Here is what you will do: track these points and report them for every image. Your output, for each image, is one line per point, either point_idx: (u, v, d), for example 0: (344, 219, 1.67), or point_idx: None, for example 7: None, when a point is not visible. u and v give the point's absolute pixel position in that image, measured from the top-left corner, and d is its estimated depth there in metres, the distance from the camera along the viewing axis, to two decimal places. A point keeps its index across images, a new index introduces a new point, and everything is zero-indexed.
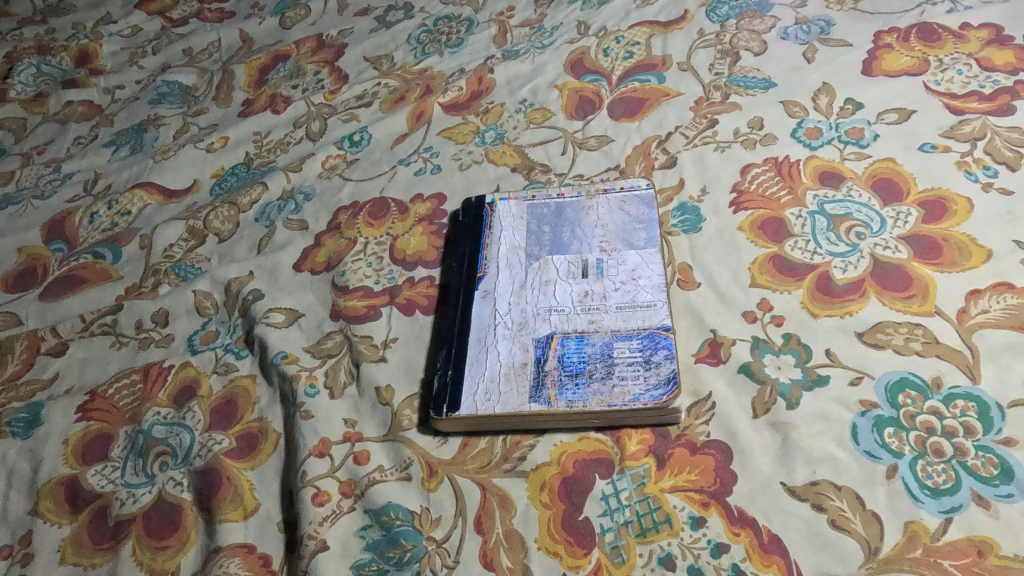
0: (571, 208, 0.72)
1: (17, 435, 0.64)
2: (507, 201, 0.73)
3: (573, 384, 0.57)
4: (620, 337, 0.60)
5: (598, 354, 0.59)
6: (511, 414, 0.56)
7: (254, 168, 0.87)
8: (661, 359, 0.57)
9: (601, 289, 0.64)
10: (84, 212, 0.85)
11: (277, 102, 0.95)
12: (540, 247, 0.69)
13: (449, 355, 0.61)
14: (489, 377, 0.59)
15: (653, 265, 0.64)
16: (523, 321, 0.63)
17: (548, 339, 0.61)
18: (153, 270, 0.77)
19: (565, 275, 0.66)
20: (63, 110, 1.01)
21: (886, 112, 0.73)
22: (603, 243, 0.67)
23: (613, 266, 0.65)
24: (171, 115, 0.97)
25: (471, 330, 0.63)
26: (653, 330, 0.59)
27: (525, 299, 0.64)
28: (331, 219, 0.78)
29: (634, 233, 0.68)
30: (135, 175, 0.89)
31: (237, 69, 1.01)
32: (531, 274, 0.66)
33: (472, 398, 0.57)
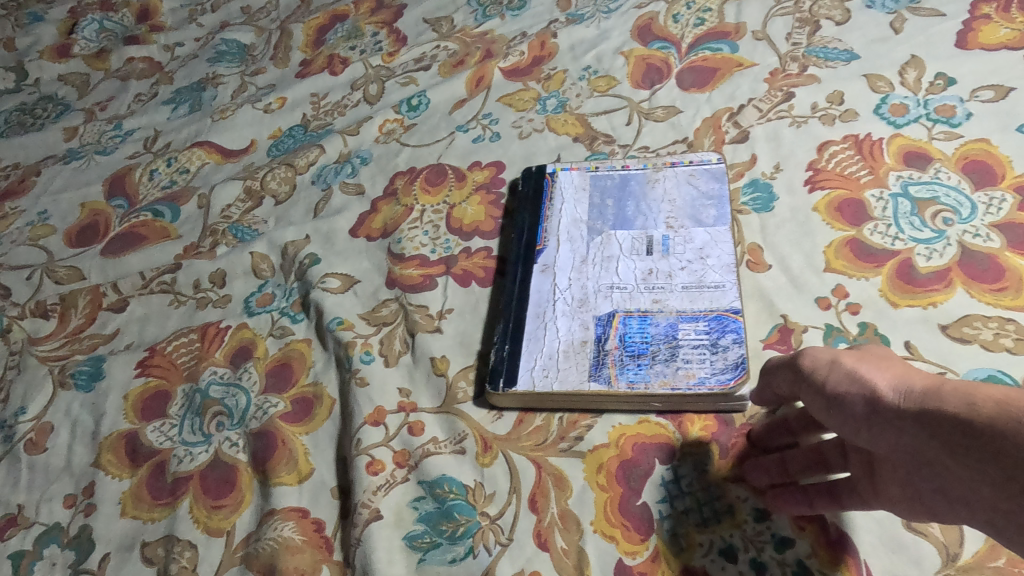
0: (636, 181, 0.69)
1: (79, 387, 0.65)
2: (568, 171, 0.71)
3: (635, 364, 0.55)
4: (685, 318, 0.57)
5: (662, 334, 0.57)
6: (569, 393, 0.54)
7: (311, 130, 0.86)
8: (729, 343, 0.55)
9: (667, 267, 0.61)
10: (144, 169, 0.86)
11: (334, 63, 0.93)
12: (602, 221, 0.66)
13: (506, 329, 0.60)
14: (548, 354, 0.57)
15: (723, 244, 0.62)
16: (583, 298, 0.61)
17: (609, 317, 0.59)
18: (210, 230, 0.77)
19: (628, 251, 0.64)
20: (125, 67, 1.02)
21: (981, 89, 0.68)
22: (669, 219, 0.65)
23: (680, 244, 0.63)
24: (229, 74, 0.97)
25: (529, 305, 0.61)
26: (721, 312, 0.57)
27: (586, 275, 0.62)
28: (387, 185, 0.77)
29: (702, 209, 0.65)
30: (194, 134, 0.89)
31: (295, 29, 1.00)
32: (593, 250, 0.64)
33: (529, 374, 0.56)
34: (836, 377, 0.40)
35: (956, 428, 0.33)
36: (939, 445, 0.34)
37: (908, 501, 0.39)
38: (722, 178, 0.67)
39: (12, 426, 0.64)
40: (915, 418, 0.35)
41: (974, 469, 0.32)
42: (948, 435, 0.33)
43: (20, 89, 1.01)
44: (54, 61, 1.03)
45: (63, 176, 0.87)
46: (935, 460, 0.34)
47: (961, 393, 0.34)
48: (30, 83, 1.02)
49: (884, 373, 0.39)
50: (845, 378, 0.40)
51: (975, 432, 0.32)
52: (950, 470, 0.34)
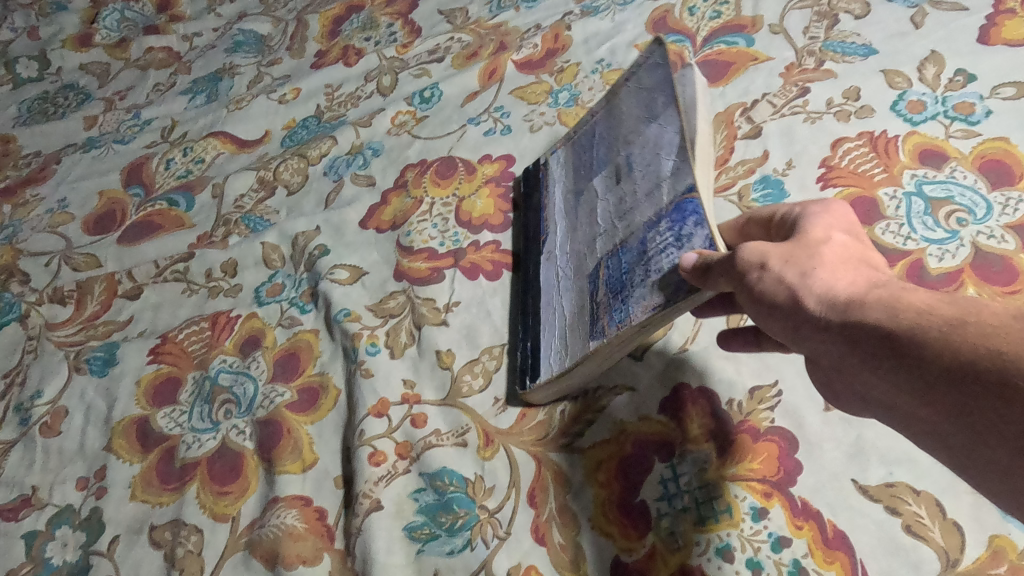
0: (600, 126, 0.67)
1: (93, 372, 0.67)
2: (557, 152, 0.71)
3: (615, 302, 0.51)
4: (650, 225, 0.52)
5: (637, 256, 0.52)
6: (574, 365, 0.52)
7: (325, 121, 0.87)
8: (691, 226, 0.48)
9: (629, 187, 0.58)
10: (161, 159, 0.87)
11: (349, 55, 0.94)
12: (587, 174, 0.65)
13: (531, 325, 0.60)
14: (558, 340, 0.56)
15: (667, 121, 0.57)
16: (580, 264, 0.59)
17: (597, 269, 0.56)
18: (224, 219, 0.78)
19: (603, 188, 0.61)
20: (144, 56, 1.03)
21: (1002, 86, 0.66)
22: (627, 138, 0.61)
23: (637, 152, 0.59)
24: (246, 64, 0.98)
25: (541, 296, 0.61)
26: (679, 201, 0.50)
27: (579, 241, 0.61)
28: (398, 177, 0.77)
29: (654, 105, 0.60)
30: (210, 124, 0.90)
31: (312, 19, 1.01)
32: (580, 214, 0.62)
33: (549, 363, 0.55)
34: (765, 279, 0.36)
35: (875, 338, 0.29)
36: (859, 358, 0.30)
37: (843, 395, 0.37)
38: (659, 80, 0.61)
39: (28, 409, 0.65)
40: (839, 329, 0.31)
41: (896, 382, 0.28)
42: (870, 348, 0.29)
43: (42, 78, 1.03)
44: (77, 50, 1.05)
45: (82, 164, 0.89)
46: (862, 374, 0.30)
47: (885, 301, 0.30)
48: (52, 72, 1.04)
49: (816, 276, 0.34)
50: (774, 285, 0.35)
51: (898, 341, 0.28)
52: (878, 386, 0.29)
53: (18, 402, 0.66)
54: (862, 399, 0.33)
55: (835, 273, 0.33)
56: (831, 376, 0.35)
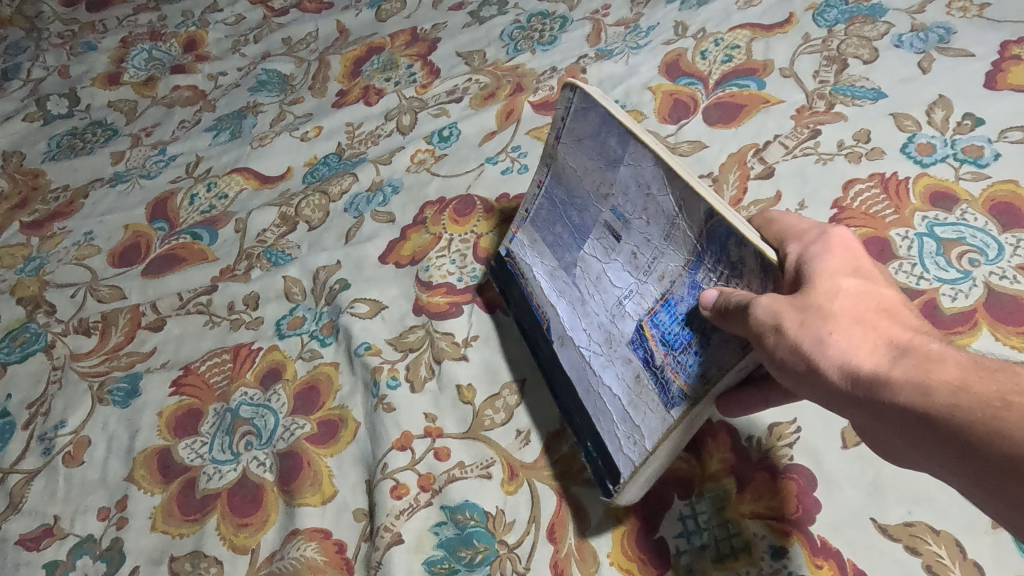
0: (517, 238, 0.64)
1: (116, 403, 0.68)
2: (515, 240, 0.65)
3: (689, 346, 0.46)
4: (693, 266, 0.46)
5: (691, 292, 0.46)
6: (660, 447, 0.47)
7: (345, 158, 0.89)
8: (736, 249, 0.42)
9: (639, 238, 0.50)
10: (185, 194, 0.89)
11: (370, 94, 0.97)
12: (569, 250, 0.58)
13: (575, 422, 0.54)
14: (620, 420, 0.50)
15: (652, 168, 0.49)
16: (607, 337, 0.53)
17: (638, 333, 0.50)
18: (246, 253, 0.80)
19: (602, 254, 0.54)
20: (171, 94, 1.06)
21: (1009, 130, 0.68)
22: (603, 192, 0.54)
23: (628, 196, 0.51)
24: (269, 103, 1.01)
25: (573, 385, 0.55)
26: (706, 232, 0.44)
27: (590, 313, 0.54)
28: (417, 214, 0.79)
29: (604, 142, 0.54)
30: (234, 161, 0.92)
31: (334, 60, 1.04)
32: (589, 291, 0.55)
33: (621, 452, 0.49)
34: (785, 346, 0.36)
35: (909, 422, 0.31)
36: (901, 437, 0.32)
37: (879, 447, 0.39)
38: (585, 103, 0.56)
39: (52, 439, 0.66)
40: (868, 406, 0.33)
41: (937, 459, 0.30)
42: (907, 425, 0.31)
43: (72, 114, 1.06)
44: (105, 88, 1.09)
45: (108, 199, 0.91)
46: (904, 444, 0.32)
47: (911, 383, 0.31)
48: (81, 109, 1.07)
49: (828, 345, 0.35)
50: (791, 353, 0.36)
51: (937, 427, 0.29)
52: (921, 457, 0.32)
53: (41, 432, 0.67)
54: (899, 454, 0.35)
55: (852, 339, 0.34)
56: (874, 440, 0.37)
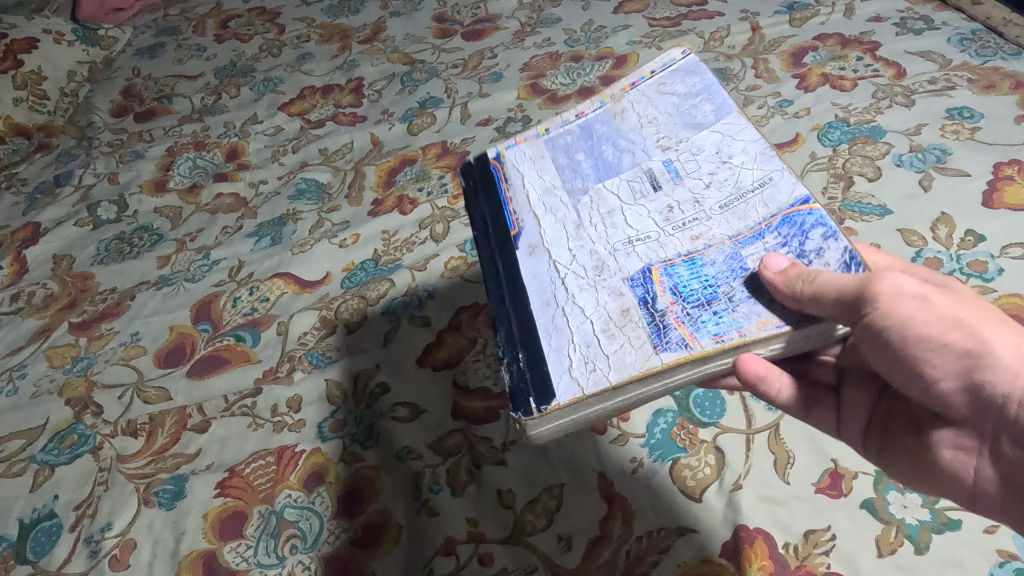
0: (599, 122, 0.65)
1: (162, 505, 0.70)
2: (513, 148, 0.69)
3: (704, 310, 0.48)
4: (746, 241, 0.51)
5: (727, 271, 0.50)
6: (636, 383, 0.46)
7: (382, 264, 0.94)
8: (819, 242, 0.48)
9: (686, 195, 0.56)
10: (228, 297, 0.94)
11: (404, 203, 1.03)
12: (583, 178, 0.62)
13: (509, 341, 0.53)
14: (577, 339, 0.50)
15: (739, 134, 0.57)
16: (600, 265, 0.55)
17: (644, 274, 0.52)
18: (288, 355, 0.84)
19: (628, 198, 0.58)
20: (214, 201, 1.13)
21: (1011, 246, 0.73)
22: (666, 135, 0.60)
23: (696, 159, 0.57)
24: (307, 210, 1.07)
25: (533, 293, 0.55)
26: (785, 212, 0.50)
27: (586, 237, 0.57)
28: (452, 318, 0.83)
29: (693, 109, 0.60)
30: (275, 266, 0.97)
31: (369, 171, 1.12)
32: (586, 228, 0.58)
33: (569, 375, 0.48)
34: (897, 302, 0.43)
35: None
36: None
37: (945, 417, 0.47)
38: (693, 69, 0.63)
39: (98, 541, 0.68)
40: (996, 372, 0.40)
41: None
42: None
43: (120, 219, 1.12)
44: (153, 195, 1.16)
45: (155, 301, 0.95)
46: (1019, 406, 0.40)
47: None
48: (129, 214, 1.13)
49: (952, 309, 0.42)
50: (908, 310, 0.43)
51: None
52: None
53: (87, 535, 0.69)
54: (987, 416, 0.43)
55: (979, 314, 0.42)
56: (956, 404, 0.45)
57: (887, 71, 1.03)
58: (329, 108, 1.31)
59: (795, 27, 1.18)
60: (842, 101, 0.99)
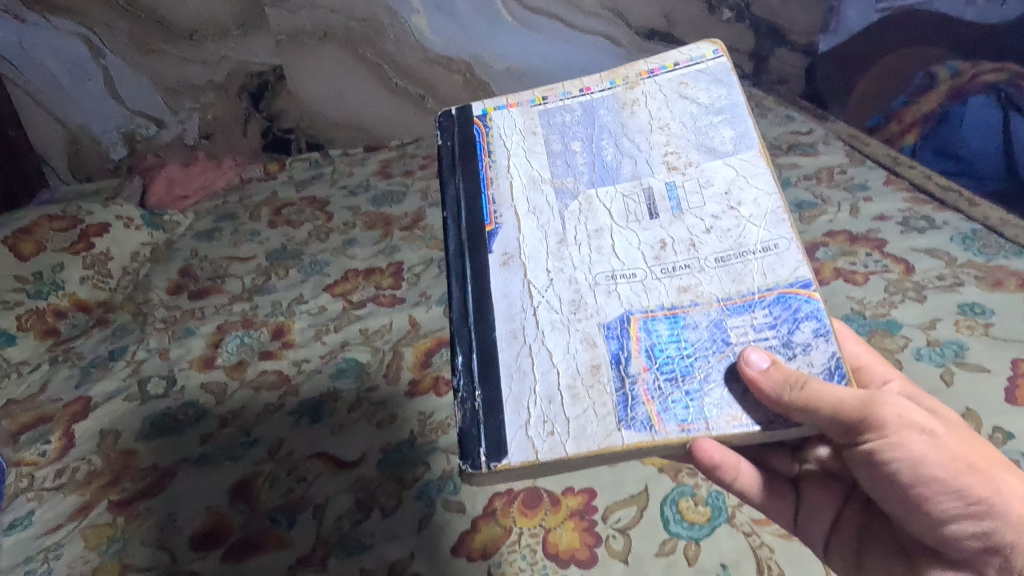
0: (604, 107, 0.68)
1: None
2: (503, 110, 0.71)
3: (675, 387, 0.53)
4: (736, 309, 0.56)
5: (711, 342, 0.55)
6: (594, 453, 0.51)
7: (418, 444, 0.97)
8: (810, 340, 0.53)
9: (682, 236, 0.60)
10: (266, 476, 0.96)
11: (440, 384, 1.08)
12: (575, 177, 0.65)
13: (467, 363, 0.58)
14: (542, 391, 0.55)
15: (755, 181, 0.60)
16: (577, 301, 0.59)
17: (622, 325, 0.57)
18: (323, 540, 0.85)
19: (621, 218, 0.62)
20: (258, 377, 1.18)
21: None
22: (676, 152, 0.63)
23: (699, 194, 0.61)
24: (347, 388, 1.11)
25: (505, 316, 0.59)
26: (785, 292, 0.55)
27: (567, 260, 0.61)
28: (486, 504, 0.85)
29: (713, 130, 0.63)
30: (315, 444, 1.00)
31: (406, 351, 1.18)
32: (569, 248, 0.62)
33: (525, 432, 0.53)
34: (903, 422, 0.52)
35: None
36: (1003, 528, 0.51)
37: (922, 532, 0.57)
38: (722, 77, 0.65)
39: None
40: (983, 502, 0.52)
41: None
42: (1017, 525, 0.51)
43: (167, 393, 1.17)
44: (201, 371, 1.22)
45: (194, 479, 0.98)
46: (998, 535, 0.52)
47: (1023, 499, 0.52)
48: (176, 389, 1.18)
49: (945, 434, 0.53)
50: (912, 428, 0.52)
51: None
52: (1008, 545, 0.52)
53: None
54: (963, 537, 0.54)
55: (966, 443, 0.53)
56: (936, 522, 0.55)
57: (896, 266, 1.10)
58: (371, 289, 1.40)
59: (805, 223, 1.28)
60: (857, 294, 1.05)
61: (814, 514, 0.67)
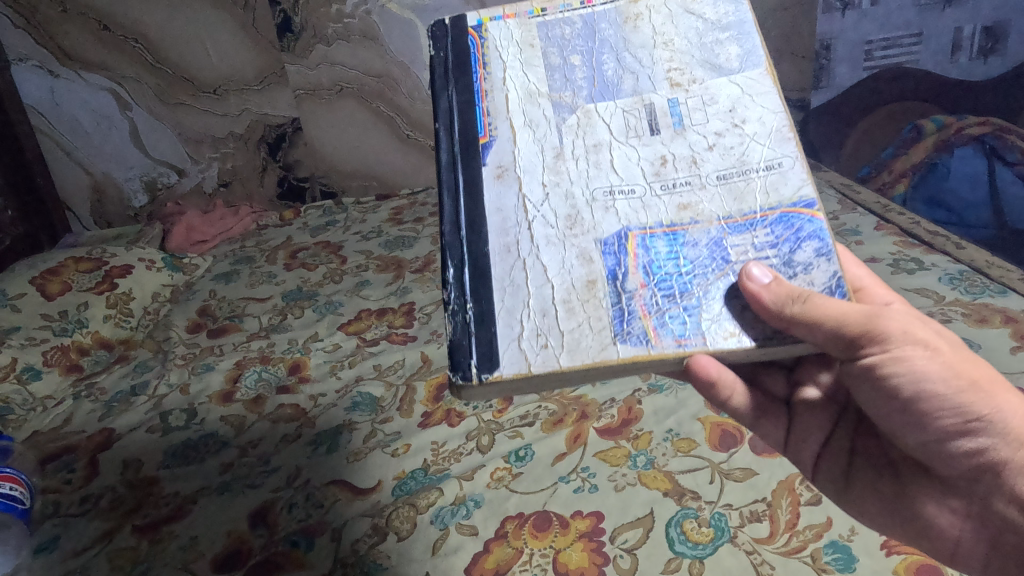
0: (606, 22, 0.69)
1: None
2: (499, 21, 0.71)
3: (674, 305, 0.59)
4: (736, 228, 0.61)
5: (710, 258, 0.61)
6: (588, 366, 0.57)
7: (431, 472, 1.01)
8: (807, 259, 0.59)
9: (683, 154, 0.64)
10: (285, 502, 0.99)
11: (452, 416, 1.12)
12: (574, 91, 0.68)
13: (460, 275, 0.62)
14: (536, 304, 0.60)
15: (758, 103, 0.65)
16: (576, 216, 0.63)
17: (621, 241, 0.62)
18: (341, 562, 0.88)
19: (620, 133, 0.66)
20: (276, 410, 1.22)
21: None
22: (680, 69, 0.67)
23: (700, 111, 0.65)
24: (362, 420, 1.16)
25: (500, 229, 0.63)
26: (785, 211, 0.61)
27: (565, 175, 0.65)
28: (498, 527, 0.88)
29: (719, 47, 0.67)
30: (331, 473, 1.04)
31: (419, 385, 1.22)
32: (568, 162, 0.65)
33: (520, 345, 0.59)
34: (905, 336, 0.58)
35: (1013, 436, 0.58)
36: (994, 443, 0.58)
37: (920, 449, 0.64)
38: None
39: None
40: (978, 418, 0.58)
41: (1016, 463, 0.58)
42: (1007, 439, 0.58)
43: (188, 425, 1.21)
44: (220, 404, 1.26)
45: (215, 505, 1.01)
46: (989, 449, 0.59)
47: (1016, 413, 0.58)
48: (197, 421, 1.22)
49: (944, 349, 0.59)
50: (913, 345, 0.58)
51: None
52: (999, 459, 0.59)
53: None
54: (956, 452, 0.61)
55: (965, 360, 0.59)
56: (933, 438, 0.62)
57: None
58: (384, 328, 1.46)
59: None
60: None
61: (807, 432, 0.75)
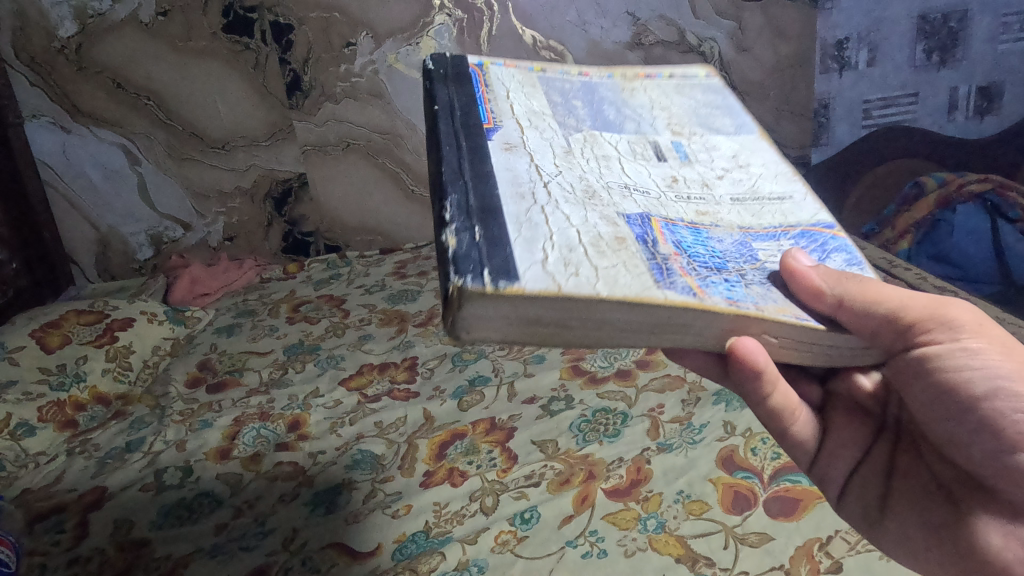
0: (606, 86, 0.83)
1: None
2: (501, 66, 0.81)
3: (717, 275, 0.53)
4: (760, 236, 0.61)
5: (742, 251, 0.58)
6: (633, 298, 0.45)
7: (432, 535, 0.97)
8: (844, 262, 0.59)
9: (695, 177, 0.68)
10: (280, 567, 0.96)
11: (455, 475, 1.09)
12: (581, 122, 0.74)
13: (465, 203, 0.52)
14: (557, 236, 0.50)
15: (759, 154, 0.73)
16: (591, 195, 0.60)
17: (646, 220, 0.57)
18: None
19: (629, 155, 0.70)
20: (273, 468, 1.19)
21: None
22: (676, 123, 0.77)
23: (702, 153, 0.72)
24: (362, 479, 1.12)
25: (511, 182, 0.57)
26: (807, 229, 0.62)
27: (576, 165, 0.65)
28: None
29: (712, 117, 0.79)
30: (329, 535, 1.00)
31: (421, 443, 1.19)
32: (578, 159, 0.66)
33: (542, 266, 0.46)
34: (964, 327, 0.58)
35: None
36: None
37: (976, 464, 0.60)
38: (715, 88, 0.85)
39: None
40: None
41: None
42: None
43: (183, 483, 1.18)
44: (217, 462, 1.23)
45: (207, 569, 0.97)
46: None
47: None
48: (192, 479, 1.19)
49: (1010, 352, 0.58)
50: (975, 337, 0.58)
51: None
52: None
53: None
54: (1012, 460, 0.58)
55: None
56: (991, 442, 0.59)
57: None
58: (386, 383, 1.43)
59: None
60: None
61: (837, 458, 0.73)
